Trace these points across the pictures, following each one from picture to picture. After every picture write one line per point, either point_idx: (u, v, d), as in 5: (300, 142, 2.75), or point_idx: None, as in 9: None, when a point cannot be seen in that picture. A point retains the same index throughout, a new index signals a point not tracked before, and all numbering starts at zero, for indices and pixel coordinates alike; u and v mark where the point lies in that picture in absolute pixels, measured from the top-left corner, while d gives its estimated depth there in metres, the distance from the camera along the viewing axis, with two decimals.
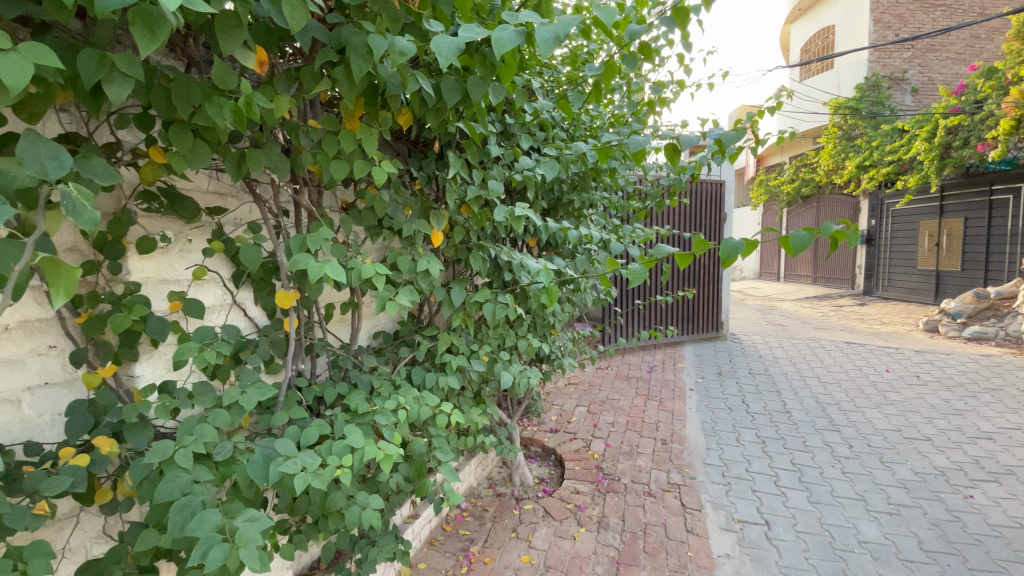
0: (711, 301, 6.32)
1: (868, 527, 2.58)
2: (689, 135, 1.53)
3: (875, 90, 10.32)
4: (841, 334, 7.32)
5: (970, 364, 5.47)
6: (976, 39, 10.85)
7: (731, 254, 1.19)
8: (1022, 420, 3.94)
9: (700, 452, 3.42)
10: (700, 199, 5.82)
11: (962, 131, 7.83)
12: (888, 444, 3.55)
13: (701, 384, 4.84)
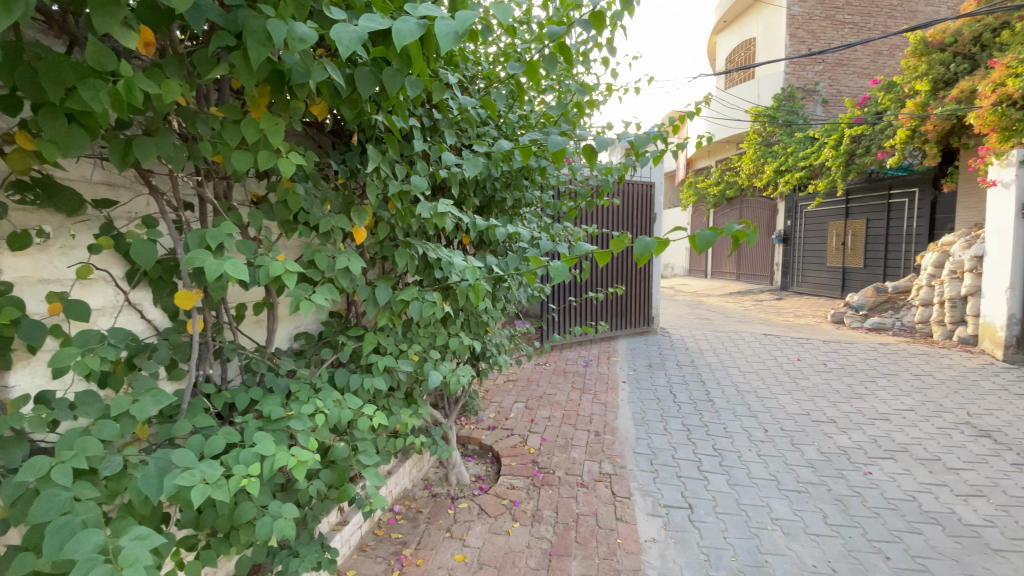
0: (642, 297, 6.59)
1: (779, 505, 2.78)
2: (605, 137, 1.59)
3: (791, 100, 11.39)
4: (761, 326, 7.86)
5: (870, 352, 6.05)
6: (876, 57, 11.99)
7: (645, 253, 1.29)
8: (912, 402, 4.40)
9: (630, 442, 3.56)
10: (631, 200, 6.05)
11: (865, 140, 8.66)
12: (798, 428, 3.86)
13: (633, 377, 5.03)
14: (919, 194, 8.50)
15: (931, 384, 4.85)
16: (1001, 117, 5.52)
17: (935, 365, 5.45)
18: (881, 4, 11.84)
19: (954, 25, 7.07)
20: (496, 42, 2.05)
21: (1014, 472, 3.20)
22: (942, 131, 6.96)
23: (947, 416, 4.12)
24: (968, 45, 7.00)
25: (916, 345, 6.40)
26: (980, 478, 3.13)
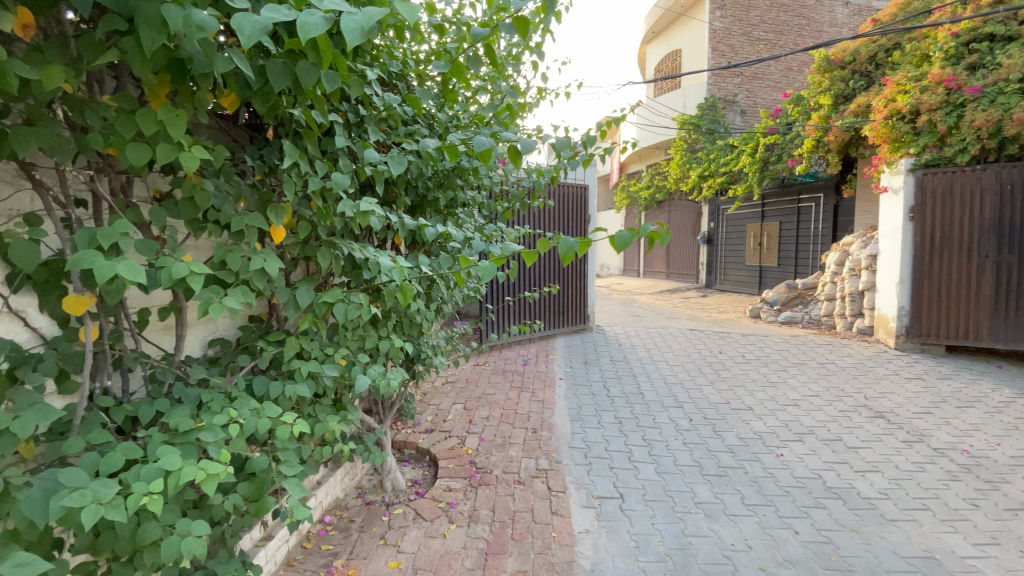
0: (578, 297, 6.76)
1: (703, 489, 2.96)
2: (528, 139, 1.62)
3: (713, 109, 12.14)
4: (688, 322, 8.31)
5: (783, 344, 6.57)
6: (787, 72, 13.04)
7: (569, 253, 1.33)
8: (817, 388, 4.84)
9: (566, 437, 3.64)
10: (566, 201, 6.20)
11: (777, 148, 9.39)
12: (719, 416, 4.12)
13: (569, 374, 5.14)
14: (824, 199, 9.33)
15: (834, 372, 5.34)
16: (891, 130, 6.21)
17: (838, 354, 6.01)
18: (790, 23, 12.90)
19: (853, 46, 7.81)
20: (425, 40, 2.04)
21: (902, 448, 3.60)
22: (842, 141, 7.65)
23: (847, 399, 4.55)
24: (864, 64, 7.75)
25: (822, 337, 7.03)
26: (875, 455, 3.48)
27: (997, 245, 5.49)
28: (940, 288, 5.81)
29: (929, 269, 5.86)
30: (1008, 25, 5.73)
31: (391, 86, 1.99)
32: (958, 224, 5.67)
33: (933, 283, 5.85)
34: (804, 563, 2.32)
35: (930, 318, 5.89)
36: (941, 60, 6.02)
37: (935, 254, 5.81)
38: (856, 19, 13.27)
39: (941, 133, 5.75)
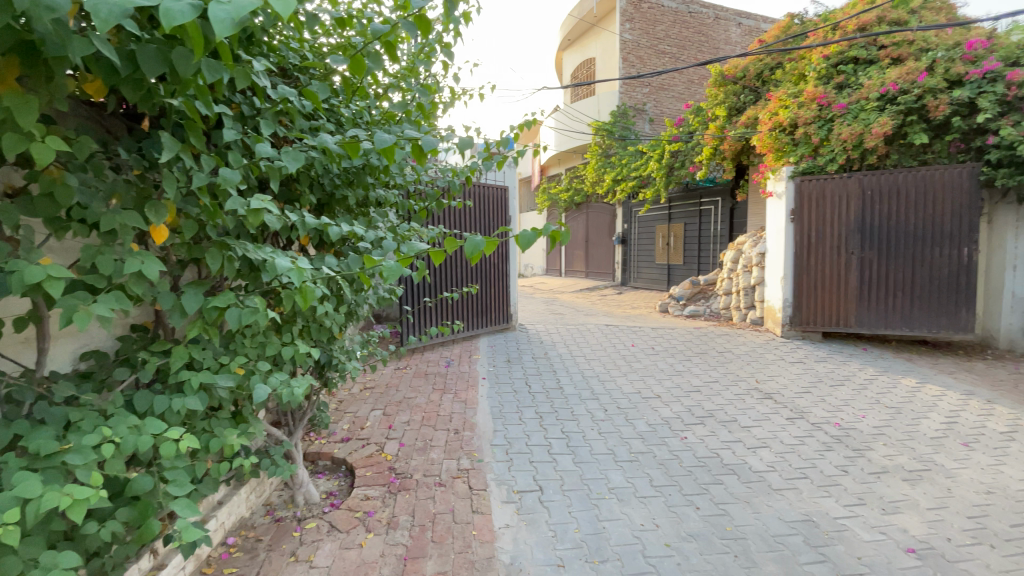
0: (501, 297, 6.81)
1: (615, 475, 3.12)
2: (431, 136, 1.63)
3: (624, 116, 12.82)
4: (604, 319, 8.69)
5: (688, 335, 7.09)
6: (689, 84, 14.06)
7: (476, 252, 1.35)
8: (717, 374, 5.28)
9: (487, 435, 3.67)
10: (486, 202, 6.25)
11: (681, 155, 10.12)
12: (631, 404, 4.37)
13: (492, 373, 5.18)
14: (722, 202, 10.19)
15: (731, 359, 5.85)
16: (775, 140, 6.92)
17: (735, 343, 6.58)
18: (692, 39, 13.94)
19: (743, 62, 8.59)
20: (328, 33, 1.97)
21: (787, 425, 4.03)
22: (735, 150, 8.40)
23: (742, 384, 5.01)
24: (752, 80, 8.57)
25: (721, 328, 7.66)
26: (764, 433, 3.87)
27: (861, 243, 6.30)
28: (817, 282, 6.56)
29: (808, 265, 6.60)
30: (868, 51, 6.57)
31: (291, 80, 1.91)
32: (830, 225, 6.45)
33: (811, 277, 6.58)
34: (704, 535, 2.53)
35: (809, 308, 6.63)
36: (815, 80, 6.81)
37: (812, 251, 6.55)
38: (747, 40, 14.63)
39: (815, 144, 6.51)
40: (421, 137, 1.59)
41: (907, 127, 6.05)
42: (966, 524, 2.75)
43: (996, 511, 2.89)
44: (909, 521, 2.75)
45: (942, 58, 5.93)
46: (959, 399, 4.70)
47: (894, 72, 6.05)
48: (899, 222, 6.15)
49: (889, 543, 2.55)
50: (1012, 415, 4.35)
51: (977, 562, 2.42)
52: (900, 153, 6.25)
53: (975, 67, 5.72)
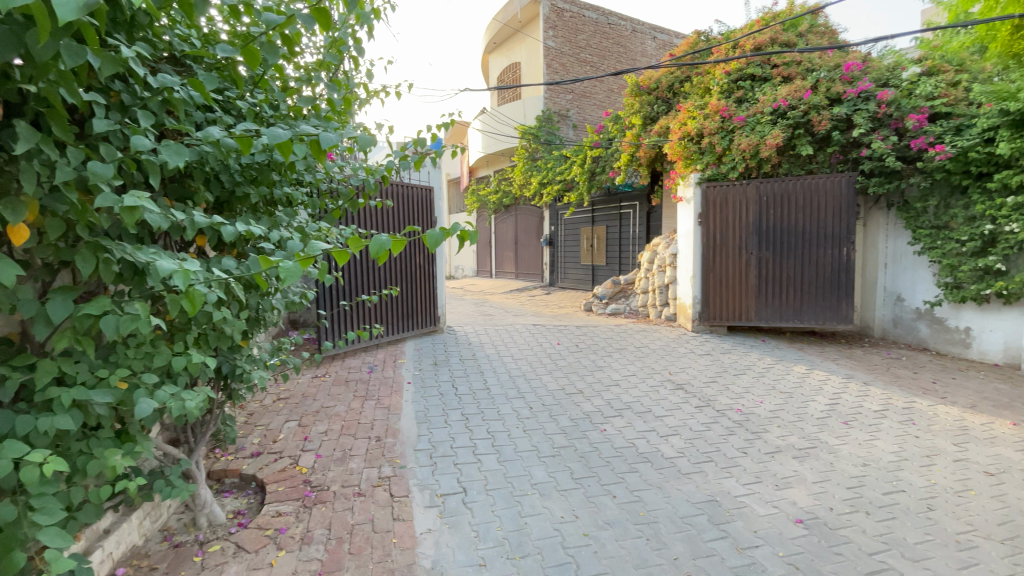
0: (428, 299, 6.69)
1: (538, 471, 3.19)
2: (330, 134, 1.57)
3: (549, 121, 13.16)
4: (532, 318, 8.83)
5: (610, 332, 7.40)
6: (609, 93, 14.70)
7: (381, 251, 1.32)
8: (635, 368, 5.55)
9: (411, 440, 3.59)
10: (410, 202, 6.14)
11: (602, 161, 10.56)
12: (555, 401, 4.48)
13: (417, 377, 5.08)
14: (639, 206, 10.73)
15: (649, 354, 6.18)
16: (684, 149, 7.43)
17: (652, 339, 6.96)
18: (611, 50, 14.58)
19: (656, 74, 9.12)
20: (224, 22, 1.84)
21: (696, 413, 4.32)
22: (650, 157, 8.91)
23: (658, 376, 5.31)
24: (664, 91, 9.12)
25: (640, 324, 8.06)
26: (676, 422, 4.12)
27: (758, 244, 6.90)
28: (721, 280, 7.11)
29: (713, 264, 7.14)
30: (762, 69, 7.22)
31: (181, 69, 1.79)
32: (732, 227, 7.01)
33: (716, 276, 7.13)
34: (620, 522, 2.65)
35: (715, 304, 7.17)
36: (718, 93, 7.39)
37: (717, 252, 7.09)
38: (660, 53, 15.57)
39: (718, 153, 7.08)
40: (321, 135, 1.54)
41: (795, 140, 6.73)
42: (845, 494, 3.10)
43: (869, 480, 3.29)
44: (798, 494, 3.05)
45: (824, 78, 6.66)
46: (841, 383, 5.29)
47: (784, 89, 6.70)
48: (789, 225, 6.79)
49: (780, 515, 2.81)
50: (882, 394, 4.97)
51: (853, 528, 2.73)
52: (790, 163, 6.94)
53: (851, 87, 6.46)
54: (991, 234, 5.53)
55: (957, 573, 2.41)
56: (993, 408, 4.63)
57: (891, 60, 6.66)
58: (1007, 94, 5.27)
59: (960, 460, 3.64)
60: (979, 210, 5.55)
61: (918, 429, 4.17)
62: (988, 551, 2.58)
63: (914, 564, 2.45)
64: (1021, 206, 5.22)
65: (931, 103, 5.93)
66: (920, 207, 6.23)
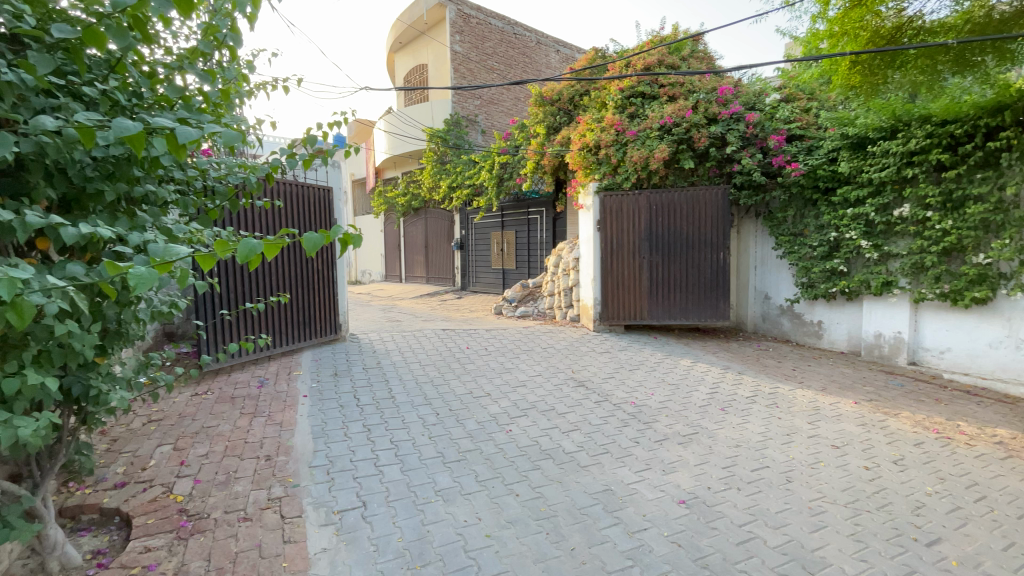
0: (327, 305, 6.35)
1: (443, 477, 3.17)
2: (186, 129, 1.42)
3: (457, 125, 13.17)
4: (441, 323, 8.73)
5: (519, 335, 7.54)
6: (516, 101, 15.06)
7: (251, 255, 1.28)
8: (541, 369, 5.72)
9: (306, 457, 3.39)
10: (305, 202, 5.82)
11: (509, 167, 10.88)
12: (462, 405, 4.49)
13: (315, 389, 4.80)
14: (546, 212, 11.06)
15: (554, 354, 6.39)
16: (583, 159, 7.87)
17: (557, 339, 7.21)
18: (517, 59, 14.97)
19: (557, 86, 9.60)
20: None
21: (595, 408, 4.56)
22: (554, 165, 9.32)
23: (562, 375, 5.52)
24: (566, 103, 9.62)
25: (547, 326, 8.31)
26: (576, 418, 4.32)
27: (649, 249, 7.45)
28: (618, 282, 7.58)
29: (610, 268, 7.59)
30: (651, 88, 7.86)
31: (17, 50, 1.58)
32: (626, 233, 7.50)
33: (613, 278, 7.58)
34: (521, 520, 2.72)
35: (613, 305, 7.61)
36: (613, 108, 7.91)
37: (614, 256, 7.54)
38: (564, 66, 16.31)
39: (613, 164, 7.59)
40: (181, 130, 1.41)
41: (680, 154, 7.40)
42: (720, 473, 3.45)
43: (740, 459, 3.69)
44: (682, 477, 3.34)
45: (703, 100, 7.40)
46: (721, 373, 5.88)
47: (669, 108, 7.32)
48: (675, 232, 7.39)
49: (666, 498, 3.06)
50: (754, 382, 5.60)
51: (727, 503, 3.05)
52: (675, 175, 7.60)
53: (724, 108, 7.23)
54: (835, 240, 6.47)
55: (807, 534, 2.77)
56: (839, 389, 5.41)
57: (758, 87, 7.60)
58: (846, 121, 6.08)
59: (813, 436, 4.20)
60: (827, 220, 6.47)
61: (781, 411, 4.76)
62: (833, 514, 3.01)
63: (775, 530, 2.78)
64: (858, 216, 6.16)
65: (788, 126, 6.88)
66: (781, 216, 7.14)
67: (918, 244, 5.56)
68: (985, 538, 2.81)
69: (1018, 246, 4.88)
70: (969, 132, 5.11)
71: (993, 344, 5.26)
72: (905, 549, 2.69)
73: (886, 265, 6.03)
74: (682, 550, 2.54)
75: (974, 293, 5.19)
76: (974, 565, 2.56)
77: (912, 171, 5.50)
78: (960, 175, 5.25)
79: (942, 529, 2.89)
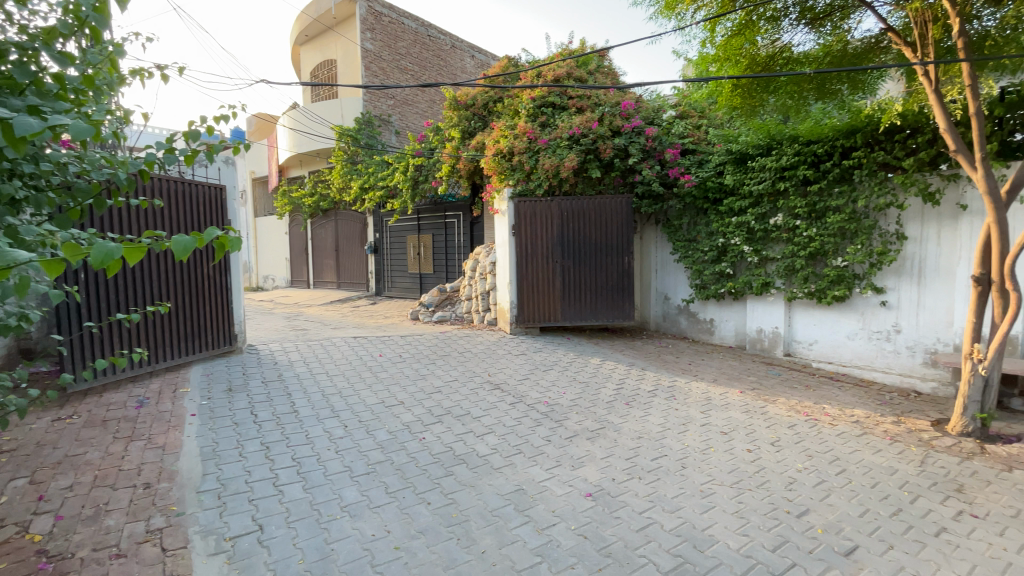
0: (219, 313, 5.83)
1: (349, 492, 3.04)
2: (27, 122, 1.28)
3: (369, 125, 12.86)
4: (352, 331, 8.36)
5: (434, 340, 7.43)
6: (430, 104, 14.91)
7: (108, 259, 1.18)
8: (456, 374, 5.70)
9: (194, 481, 3.09)
10: (192, 201, 5.33)
11: (424, 170, 10.77)
12: (372, 415, 4.34)
13: (206, 407, 4.38)
14: (463, 216, 11.05)
15: (470, 358, 6.39)
16: (497, 164, 7.98)
17: (474, 344, 7.21)
18: (432, 61, 14.84)
19: (472, 91, 9.67)
20: None
21: (509, 411, 4.62)
22: (469, 169, 9.37)
23: (478, 379, 5.54)
24: (480, 109, 9.73)
25: (464, 330, 8.29)
26: (491, 421, 4.35)
27: (561, 254, 7.71)
28: (533, 285, 7.75)
29: (526, 272, 7.74)
30: (561, 99, 8.17)
31: None
32: (539, 238, 7.69)
33: (528, 282, 7.74)
34: (432, 528, 2.69)
35: (529, 308, 7.77)
36: (525, 117, 8.15)
37: (529, 260, 7.71)
38: (479, 72, 16.47)
39: (526, 171, 7.78)
40: (23, 124, 1.27)
41: (588, 164, 7.75)
42: (624, 464, 3.66)
43: (642, 450, 3.94)
44: (589, 471, 3.50)
45: (608, 113, 7.82)
46: (627, 370, 6.24)
47: (578, 119, 7.65)
48: (585, 237, 7.71)
49: (574, 493, 3.19)
50: (656, 378, 6.01)
51: (630, 492, 3.24)
52: (584, 184, 7.94)
53: (627, 122, 7.71)
54: (722, 246, 7.13)
55: (699, 515, 3.03)
56: (728, 380, 5.98)
57: (657, 103, 8.22)
58: (731, 139, 6.83)
59: (705, 425, 4.59)
60: (716, 228, 7.10)
61: (679, 403, 5.15)
62: (720, 494, 3.31)
63: (671, 514, 3.01)
64: (740, 224, 6.80)
65: (682, 141, 7.61)
66: (677, 224, 7.72)
67: (790, 250, 6.31)
68: (844, 506, 3.25)
69: (868, 251, 5.73)
70: (829, 152, 5.85)
71: (851, 335, 6.10)
72: (780, 521, 3.02)
73: (764, 268, 6.78)
74: (587, 542, 2.66)
75: (835, 292, 6.01)
76: (834, 531, 2.95)
77: (784, 185, 6.19)
78: (822, 189, 6.01)
79: (809, 501, 3.29)
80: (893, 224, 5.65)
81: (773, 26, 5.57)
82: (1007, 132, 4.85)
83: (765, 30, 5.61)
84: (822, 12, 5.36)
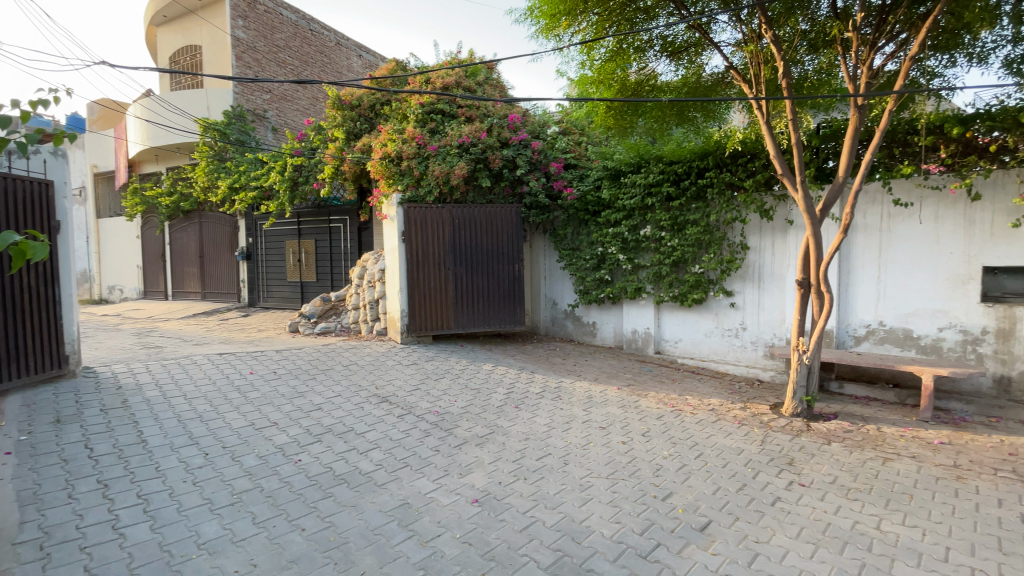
0: (42, 330, 4.89)
1: (209, 526, 2.74)
2: None
3: (240, 119, 11.87)
4: (218, 347, 7.52)
5: (315, 353, 6.97)
6: (313, 102, 14.07)
7: None
8: (339, 389, 5.40)
9: (6, 532, 2.57)
10: (9, 198, 4.49)
11: (304, 171, 10.10)
12: (240, 440, 3.95)
13: (23, 443, 3.65)
14: (350, 221, 10.56)
15: (354, 371, 6.09)
16: (385, 168, 7.82)
17: (360, 355, 6.91)
18: (313, 57, 14.01)
19: (357, 92, 9.38)
20: None
21: (397, 423, 4.50)
22: (354, 172, 9.02)
23: (364, 393, 5.30)
24: (366, 110, 9.44)
25: (349, 341, 7.90)
26: (377, 435, 4.20)
27: (452, 260, 7.69)
28: (424, 293, 7.61)
29: (417, 279, 7.56)
30: (449, 107, 8.24)
31: None
32: (430, 245, 7.58)
33: (419, 289, 7.58)
34: (306, 555, 2.53)
35: (419, 316, 7.60)
36: (414, 121, 8.09)
37: (420, 267, 7.56)
38: (366, 72, 15.91)
39: (416, 176, 7.72)
40: None
41: (478, 172, 7.90)
42: (511, 467, 3.76)
43: (528, 451, 4.07)
44: (477, 477, 3.54)
45: (497, 124, 8.04)
46: (517, 374, 6.41)
47: (467, 128, 7.79)
48: (475, 245, 7.79)
49: (460, 500, 3.20)
50: (544, 380, 6.26)
51: (515, 494, 3.34)
52: (475, 192, 8.07)
53: (514, 134, 7.99)
54: (601, 255, 7.67)
55: (577, 508, 3.22)
56: (607, 378, 6.45)
57: (543, 119, 8.61)
58: (608, 156, 7.41)
59: (586, 422, 4.89)
60: (596, 237, 7.60)
61: (564, 403, 5.43)
62: (597, 486, 3.55)
63: (552, 510, 3.15)
64: (616, 234, 7.35)
65: (565, 156, 8.07)
66: (562, 233, 8.15)
67: (657, 258, 7.00)
68: (701, 486, 3.67)
69: (719, 259, 6.58)
70: (687, 171, 6.57)
71: (709, 334, 6.92)
72: (647, 506, 3.32)
73: (637, 275, 7.39)
74: (472, 548, 2.69)
75: (694, 295, 6.79)
76: (691, 509, 3.31)
77: (651, 200, 6.82)
78: (682, 205, 6.75)
79: (673, 485, 3.66)
80: (739, 236, 6.54)
81: (640, 55, 6.16)
82: (822, 160, 5.84)
83: (634, 58, 6.20)
84: (680, 47, 6.04)
